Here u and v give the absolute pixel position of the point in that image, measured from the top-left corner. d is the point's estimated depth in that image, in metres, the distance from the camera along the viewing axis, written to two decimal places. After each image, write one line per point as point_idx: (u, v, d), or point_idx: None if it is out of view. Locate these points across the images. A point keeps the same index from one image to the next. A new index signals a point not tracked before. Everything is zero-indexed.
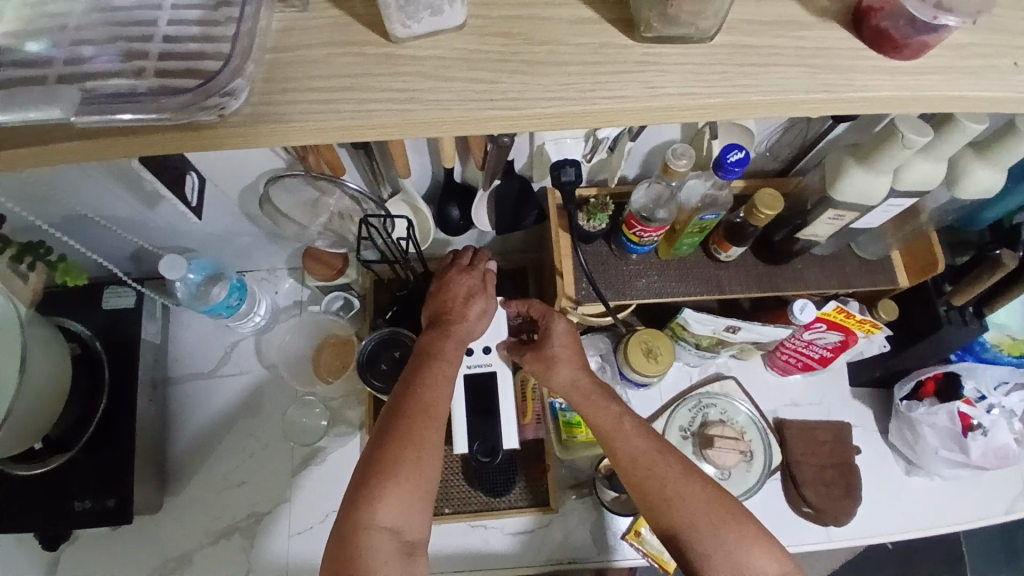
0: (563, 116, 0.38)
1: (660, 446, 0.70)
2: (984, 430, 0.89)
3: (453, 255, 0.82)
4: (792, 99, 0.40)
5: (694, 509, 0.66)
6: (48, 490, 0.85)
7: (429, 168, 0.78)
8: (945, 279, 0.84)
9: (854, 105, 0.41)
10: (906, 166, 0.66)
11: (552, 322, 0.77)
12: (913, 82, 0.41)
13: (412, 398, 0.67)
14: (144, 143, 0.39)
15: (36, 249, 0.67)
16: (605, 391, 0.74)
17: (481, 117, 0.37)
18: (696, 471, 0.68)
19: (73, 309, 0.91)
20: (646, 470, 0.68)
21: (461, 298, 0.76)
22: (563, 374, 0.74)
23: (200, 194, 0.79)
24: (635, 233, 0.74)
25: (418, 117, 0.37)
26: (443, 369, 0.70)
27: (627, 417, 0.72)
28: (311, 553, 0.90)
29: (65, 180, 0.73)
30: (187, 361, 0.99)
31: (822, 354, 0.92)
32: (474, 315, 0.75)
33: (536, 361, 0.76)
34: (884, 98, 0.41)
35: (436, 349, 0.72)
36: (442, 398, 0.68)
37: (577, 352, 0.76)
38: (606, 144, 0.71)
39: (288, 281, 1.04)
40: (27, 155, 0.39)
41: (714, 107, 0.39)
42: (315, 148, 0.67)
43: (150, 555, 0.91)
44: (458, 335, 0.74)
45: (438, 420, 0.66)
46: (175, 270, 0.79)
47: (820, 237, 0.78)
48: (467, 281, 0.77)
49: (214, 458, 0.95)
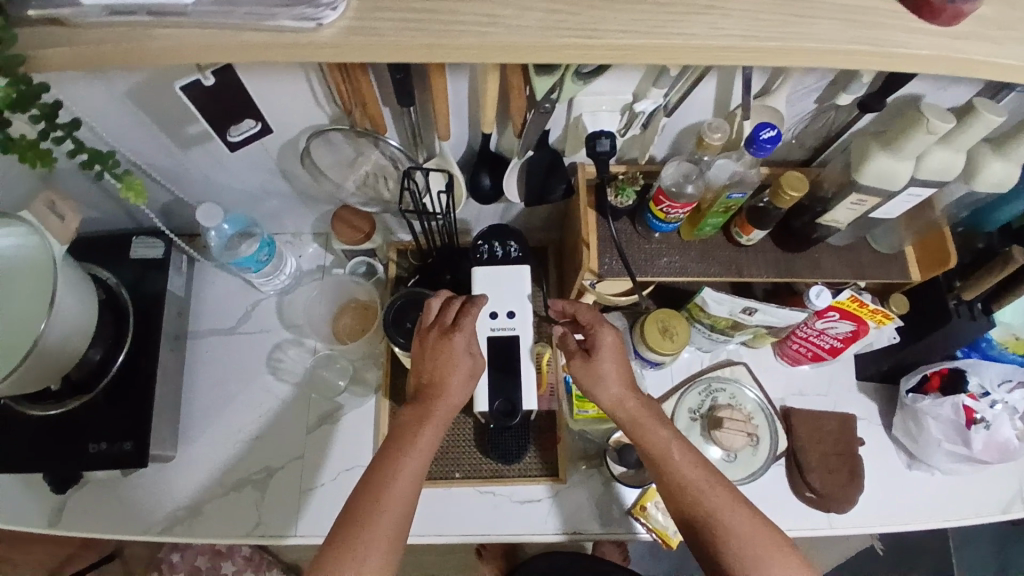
0: (637, 49, 0.44)
1: (708, 475, 0.71)
2: (987, 424, 0.91)
3: (443, 305, 0.77)
4: (836, 49, 0.45)
5: (741, 538, 0.67)
6: (64, 432, 0.86)
7: (465, 133, 0.80)
8: (955, 275, 0.88)
9: (889, 59, 0.46)
10: (927, 154, 0.68)
11: (599, 334, 0.76)
12: (945, 43, 0.45)
13: (367, 494, 0.66)
14: (238, 50, 0.46)
15: (105, 159, 0.62)
16: (653, 413, 0.75)
17: (556, 42, 0.43)
18: (743, 501, 0.70)
19: (104, 258, 0.93)
20: (694, 498, 0.70)
21: (444, 364, 0.73)
22: (612, 390, 0.76)
23: (247, 134, 0.77)
24: (662, 209, 0.76)
25: (498, 39, 0.43)
26: (410, 465, 0.69)
27: (676, 442, 0.73)
28: (320, 510, 0.91)
29: (111, 121, 0.74)
30: (209, 317, 1.01)
31: (832, 345, 0.94)
32: (455, 385, 0.73)
33: (584, 371, 0.76)
34: (916, 56, 0.45)
35: (411, 433, 0.70)
36: (403, 498, 0.67)
37: (624, 368, 0.77)
38: (641, 119, 0.73)
39: (312, 246, 1.05)
40: (129, 50, 0.46)
41: (772, 49, 0.44)
42: (361, 100, 0.68)
43: (159, 505, 0.92)
44: (437, 417, 0.72)
45: (392, 521, 0.66)
46: (210, 219, 0.82)
47: (841, 224, 0.79)
48: (450, 344, 0.73)
49: (230, 411, 0.97)
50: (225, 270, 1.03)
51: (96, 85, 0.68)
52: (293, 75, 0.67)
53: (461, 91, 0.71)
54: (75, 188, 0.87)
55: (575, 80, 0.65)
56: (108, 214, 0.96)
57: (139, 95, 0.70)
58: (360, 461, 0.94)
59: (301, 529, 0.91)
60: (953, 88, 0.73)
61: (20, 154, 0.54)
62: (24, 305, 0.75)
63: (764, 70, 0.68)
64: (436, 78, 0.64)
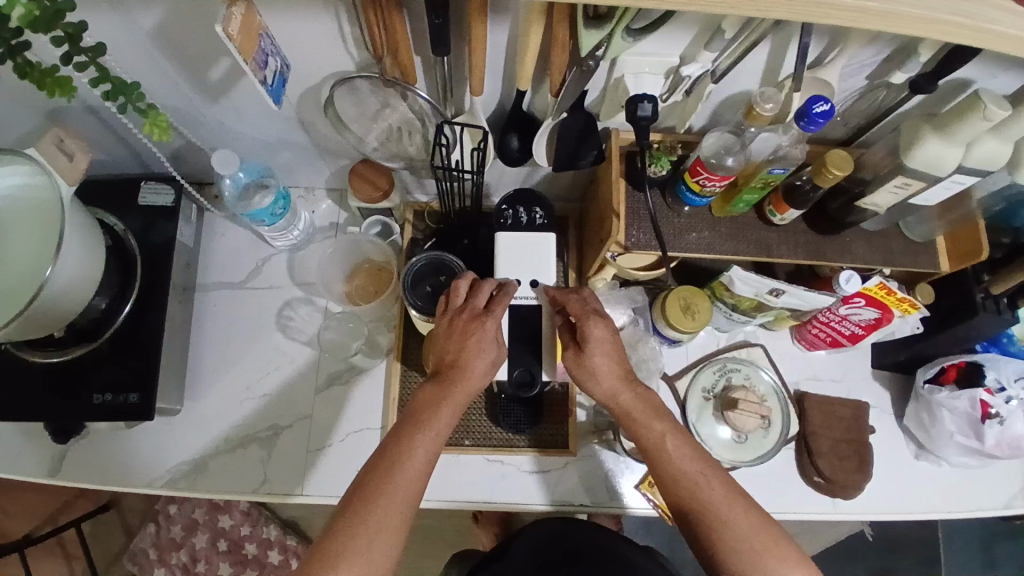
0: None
1: (705, 468, 0.70)
2: (1001, 419, 0.89)
3: (470, 288, 0.75)
4: (899, 12, 0.47)
5: (736, 533, 0.67)
6: (69, 380, 0.84)
7: (498, 91, 0.76)
8: (983, 269, 0.86)
9: (925, 25, 0.47)
10: (977, 143, 0.65)
11: (588, 327, 0.72)
12: (981, 14, 0.47)
13: (375, 475, 0.65)
14: None
15: (129, 91, 0.59)
16: (648, 405, 0.73)
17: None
18: (741, 496, 0.69)
19: (111, 203, 0.90)
20: (688, 490, 0.70)
21: (470, 348, 0.71)
22: (604, 384, 0.74)
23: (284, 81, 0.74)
24: (697, 181, 0.73)
25: None
26: (423, 447, 0.67)
27: (670, 436, 0.72)
28: (327, 470, 0.90)
29: (128, 57, 0.70)
30: (218, 269, 0.98)
31: (853, 331, 0.93)
32: (479, 370, 0.71)
33: (576, 365, 0.74)
34: (959, 24, 0.47)
35: (428, 414, 0.68)
36: (414, 481, 0.66)
37: (615, 360, 0.73)
38: (686, 85, 0.70)
39: (326, 202, 1.02)
40: None
41: (824, 7, 0.46)
42: (394, 47, 0.64)
43: (163, 458, 0.90)
44: (456, 401, 0.70)
45: (401, 504, 0.64)
46: (225, 166, 0.80)
47: (879, 208, 0.76)
48: (482, 329, 0.71)
49: (237, 367, 0.95)
50: (236, 222, 1.00)
51: (113, 18, 0.64)
52: (324, 14, 0.63)
53: (499, 44, 0.68)
54: (84, 127, 0.83)
55: (625, 36, 0.62)
56: (117, 159, 0.92)
57: (160, 30, 0.66)
58: (370, 424, 0.92)
59: (306, 489, 0.89)
60: (1007, 76, 0.70)
61: (40, 81, 0.53)
62: (34, 248, 0.73)
63: (822, 38, 0.65)
64: (475, 27, 0.61)
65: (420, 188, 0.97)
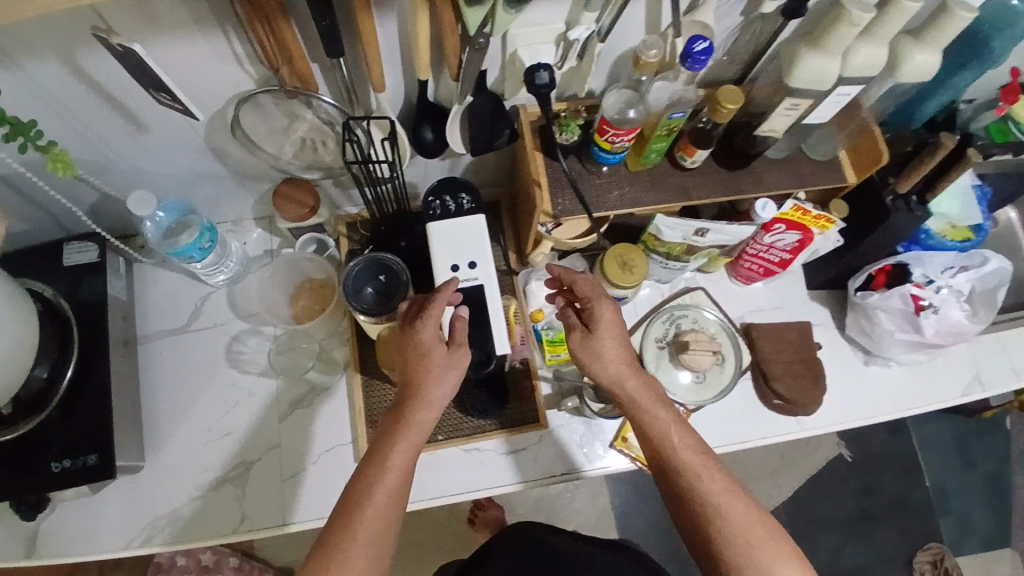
0: None
1: (706, 460, 0.72)
2: (935, 308, 0.95)
3: (413, 303, 0.79)
4: None
5: (734, 526, 0.68)
6: (21, 457, 0.80)
7: (402, 84, 0.78)
8: (889, 172, 0.89)
9: None
10: (853, 51, 0.70)
11: (597, 308, 0.76)
12: None
13: (343, 512, 0.67)
14: None
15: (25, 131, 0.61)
16: (653, 393, 0.76)
17: None
18: (741, 491, 0.70)
19: (34, 269, 0.87)
20: (689, 482, 0.71)
21: (421, 364, 0.73)
22: (610, 367, 0.76)
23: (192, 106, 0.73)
24: (607, 139, 0.76)
25: None
26: (388, 479, 0.68)
27: (675, 425, 0.74)
28: (308, 492, 0.89)
29: (22, 113, 0.69)
30: (157, 317, 0.96)
31: (781, 257, 0.96)
32: (436, 384, 0.73)
33: (583, 346, 0.77)
34: None
35: (389, 445, 0.71)
36: (384, 515, 0.67)
37: (621, 344, 0.76)
38: (576, 48, 0.74)
39: (256, 231, 1.02)
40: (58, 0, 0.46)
41: None
42: (287, 55, 0.65)
43: (135, 518, 0.87)
44: (412, 421, 0.72)
45: (370, 538, 0.66)
46: (142, 207, 0.79)
47: (777, 133, 0.81)
48: (417, 338, 0.74)
49: (195, 410, 0.93)
50: (167, 267, 0.98)
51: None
52: (209, 32, 0.63)
53: (391, 36, 0.69)
54: None
55: (506, 7, 0.63)
56: (35, 225, 0.90)
57: (52, 77, 0.65)
58: (340, 440, 0.92)
59: (289, 517, 0.88)
60: None
61: None
62: None
63: None
64: (364, 21, 0.62)
65: (347, 200, 0.99)
